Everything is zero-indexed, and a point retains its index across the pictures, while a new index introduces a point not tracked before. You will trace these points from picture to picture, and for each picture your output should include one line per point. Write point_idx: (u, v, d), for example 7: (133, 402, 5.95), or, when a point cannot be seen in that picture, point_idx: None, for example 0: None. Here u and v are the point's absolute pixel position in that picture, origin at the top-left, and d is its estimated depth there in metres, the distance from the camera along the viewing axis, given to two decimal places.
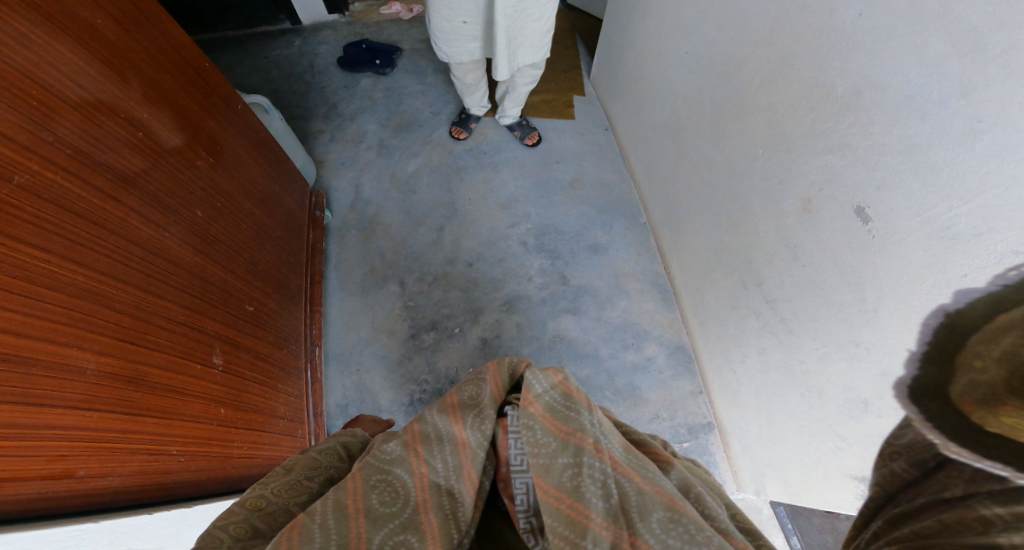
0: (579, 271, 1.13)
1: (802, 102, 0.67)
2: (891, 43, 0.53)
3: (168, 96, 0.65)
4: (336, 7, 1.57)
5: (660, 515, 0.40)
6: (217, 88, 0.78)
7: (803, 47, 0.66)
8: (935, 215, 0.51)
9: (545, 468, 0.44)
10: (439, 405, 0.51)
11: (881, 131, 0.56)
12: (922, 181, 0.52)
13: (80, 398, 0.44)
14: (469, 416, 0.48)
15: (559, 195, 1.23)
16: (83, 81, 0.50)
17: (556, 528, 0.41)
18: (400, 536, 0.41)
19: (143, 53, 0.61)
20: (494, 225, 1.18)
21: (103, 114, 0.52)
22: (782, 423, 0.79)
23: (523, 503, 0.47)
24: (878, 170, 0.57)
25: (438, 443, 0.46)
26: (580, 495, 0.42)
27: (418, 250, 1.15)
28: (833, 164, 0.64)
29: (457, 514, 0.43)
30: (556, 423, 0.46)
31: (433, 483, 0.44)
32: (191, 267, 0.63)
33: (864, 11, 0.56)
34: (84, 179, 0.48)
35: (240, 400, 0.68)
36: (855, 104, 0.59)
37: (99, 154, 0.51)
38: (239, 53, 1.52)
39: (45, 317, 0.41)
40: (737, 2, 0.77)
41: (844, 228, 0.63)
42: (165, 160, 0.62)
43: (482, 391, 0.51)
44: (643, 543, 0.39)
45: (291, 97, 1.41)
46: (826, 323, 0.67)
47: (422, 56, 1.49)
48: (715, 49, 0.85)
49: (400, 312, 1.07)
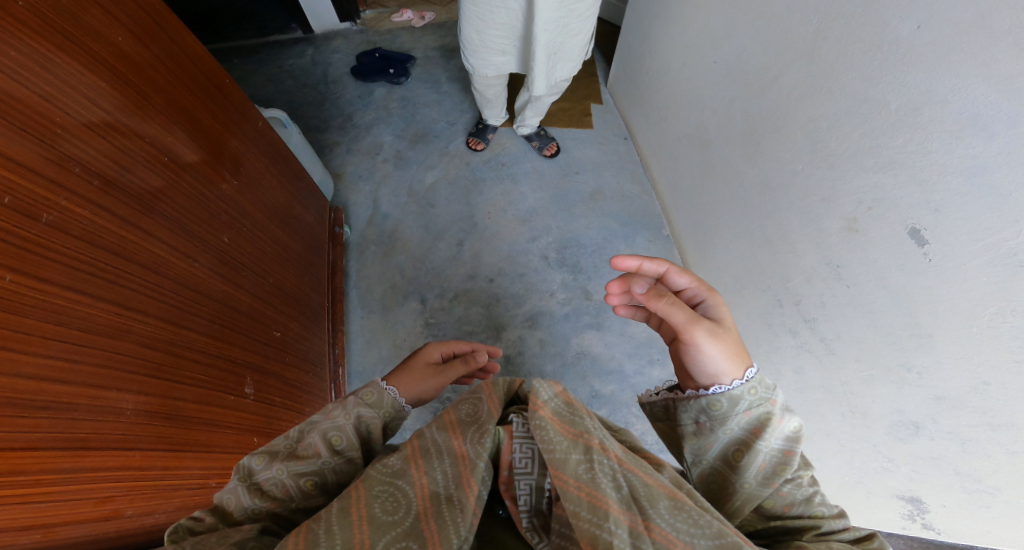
0: (602, 286, 1.11)
1: (851, 116, 0.65)
2: (952, 60, 0.52)
3: (192, 118, 0.68)
4: (347, 15, 1.58)
5: (666, 503, 0.40)
6: (236, 103, 0.80)
7: (848, 61, 0.63)
8: (997, 241, 0.50)
9: (560, 463, 0.42)
10: (437, 422, 0.50)
11: (940, 150, 0.54)
12: (988, 205, 0.50)
13: (120, 438, 0.46)
14: (469, 431, 0.48)
15: (579, 207, 1.22)
16: (108, 110, 0.52)
17: (577, 513, 0.39)
18: (402, 544, 0.41)
19: (166, 78, 0.64)
20: (514, 240, 1.17)
21: (130, 144, 0.54)
22: (818, 442, 0.82)
23: (525, 504, 0.47)
24: (936, 192, 0.55)
25: (437, 456, 0.47)
26: (597, 485, 0.40)
27: (438, 265, 1.15)
28: (884, 185, 0.61)
29: (457, 519, 0.43)
30: (564, 426, 0.44)
31: (433, 492, 0.44)
32: (219, 295, 0.65)
33: (923, 24, 0.53)
34: (112, 211, 0.50)
35: (268, 427, 0.71)
36: (911, 121, 0.57)
37: (127, 182, 0.53)
38: (253, 63, 1.56)
39: (87, 362, 0.44)
40: (772, 11, 0.74)
41: (894, 248, 0.61)
42: (191, 185, 0.64)
43: (480, 408, 0.50)
44: (657, 529, 0.39)
45: (307, 108, 1.44)
46: (874, 345, 0.65)
47: (436, 65, 1.49)
48: (747, 59, 0.82)
49: (423, 329, 1.08)
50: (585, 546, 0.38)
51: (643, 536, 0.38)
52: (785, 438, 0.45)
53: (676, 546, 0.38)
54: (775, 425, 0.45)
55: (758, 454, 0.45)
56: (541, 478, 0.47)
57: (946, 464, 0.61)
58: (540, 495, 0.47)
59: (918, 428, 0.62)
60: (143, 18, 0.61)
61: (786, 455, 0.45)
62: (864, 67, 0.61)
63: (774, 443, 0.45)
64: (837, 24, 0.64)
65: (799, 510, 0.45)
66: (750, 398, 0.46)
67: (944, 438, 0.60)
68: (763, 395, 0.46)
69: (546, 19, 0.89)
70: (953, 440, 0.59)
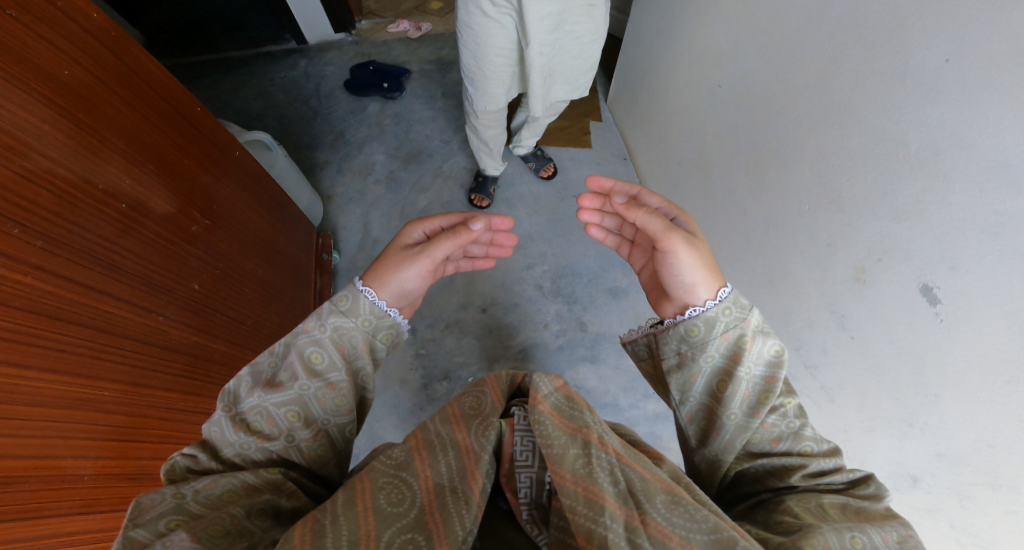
0: (596, 317, 1.13)
1: (864, 154, 0.64)
2: (971, 113, 0.52)
3: (157, 156, 0.68)
4: (344, 27, 1.62)
5: (663, 497, 0.40)
6: (210, 136, 0.81)
7: (862, 94, 0.64)
8: (1019, 306, 0.51)
9: (558, 456, 0.42)
10: (441, 414, 0.53)
11: (963, 204, 0.54)
12: (1010, 268, 0.50)
13: (80, 502, 0.50)
14: (473, 423, 0.50)
15: (576, 233, 1.25)
16: (63, 164, 0.52)
17: (574, 508, 0.40)
18: (408, 535, 0.41)
19: (127, 118, 0.63)
20: (509, 268, 1.20)
21: (84, 194, 0.54)
22: None
23: (525, 496, 0.48)
24: (956, 247, 0.55)
25: (442, 449, 0.48)
26: (593, 479, 0.41)
27: (431, 293, 1.16)
28: (895, 234, 0.62)
29: (462, 511, 0.43)
30: (563, 420, 0.45)
31: (437, 484, 0.45)
32: (187, 346, 0.67)
33: (952, 57, 0.53)
34: (62, 274, 0.50)
35: None
36: (932, 166, 0.57)
37: (79, 238, 0.52)
38: (244, 76, 1.59)
39: (49, 435, 0.46)
40: (784, 35, 0.74)
41: (906, 305, 0.62)
42: (155, 228, 0.64)
43: (483, 401, 0.53)
44: (654, 523, 0.39)
45: (297, 123, 1.46)
46: (876, 398, 0.70)
47: (430, 80, 1.52)
48: (753, 81, 0.83)
49: (413, 359, 1.09)
50: (582, 542, 0.39)
51: (638, 531, 0.39)
52: (766, 363, 0.49)
53: (671, 541, 0.38)
54: (751, 348, 0.50)
55: (742, 382, 0.49)
56: (541, 471, 0.48)
57: (941, 516, 0.67)
58: (540, 488, 0.48)
59: (917, 480, 0.68)
60: (93, 51, 0.60)
61: (768, 381, 0.49)
62: (880, 97, 0.61)
63: (756, 370, 0.49)
64: (856, 49, 0.63)
65: (786, 445, 0.47)
66: (725, 320, 0.51)
67: (942, 492, 0.65)
68: (736, 314, 0.51)
69: (539, 42, 0.90)
70: (952, 495, 0.63)
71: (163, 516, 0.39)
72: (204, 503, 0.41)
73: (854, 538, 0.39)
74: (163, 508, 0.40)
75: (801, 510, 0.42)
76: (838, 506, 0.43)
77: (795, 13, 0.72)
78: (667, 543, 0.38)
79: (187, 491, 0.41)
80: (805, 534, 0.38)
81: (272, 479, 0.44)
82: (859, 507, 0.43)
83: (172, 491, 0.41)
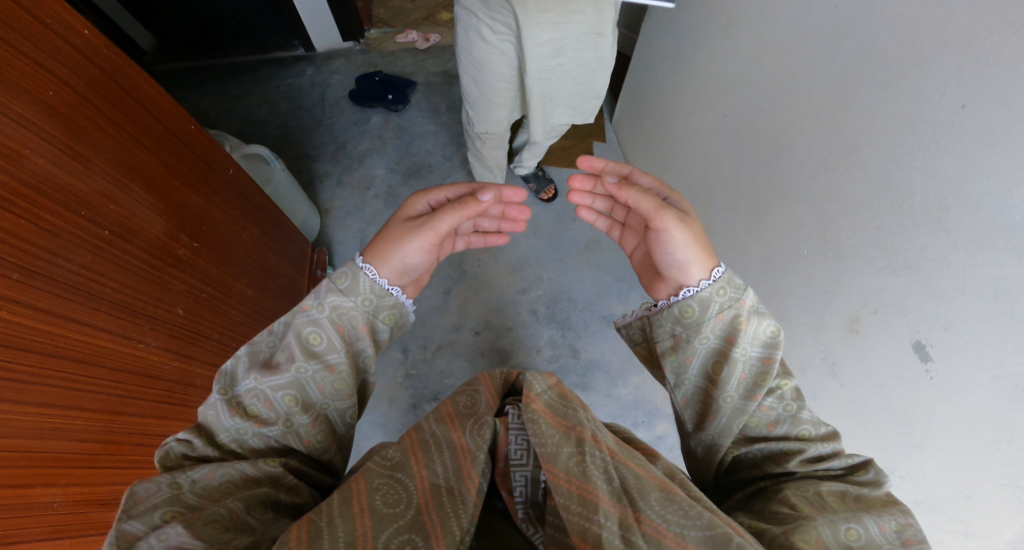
0: (590, 344, 1.15)
1: (866, 202, 0.65)
2: (976, 173, 0.52)
3: (145, 176, 0.67)
4: (352, 36, 1.62)
5: (657, 494, 0.41)
6: (201, 153, 0.80)
7: (869, 136, 0.63)
8: (1011, 376, 0.53)
9: (552, 455, 0.42)
10: (435, 414, 0.53)
11: (963, 265, 0.55)
12: (1002, 330, 0.52)
13: (49, 528, 0.52)
14: (468, 423, 0.50)
15: (574, 258, 1.26)
16: (50, 194, 0.51)
17: (568, 507, 0.40)
18: (405, 536, 0.41)
19: (116, 137, 0.62)
20: (505, 290, 1.21)
21: (64, 222, 0.53)
22: None
23: (520, 495, 0.48)
24: (953, 309, 0.57)
25: (437, 449, 0.49)
26: (587, 477, 0.41)
27: (424, 313, 1.18)
28: (895, 287, 0.63)
29: (459, 510, 0.43)
30: (557, 418, 0.46)
31: (433, 484, 0.45)
32: (165, 372, 0.67)
33: (968, 104, 0.52)
34: (38, 305, 0.49)
35: None
36: (937, 221, 0.56)
37: (57, 267, 0.52)
38: (250, 81, 1.60)
39: (23, 464, 0.47)
40: (793, 69, 0.74)
41: (896, 356, 0.65)
42: (140, 252, 0.64)
43: (478, 400, 0.54)
44: (648, 520, 0.39)
45: (300, 132, 1.47)
46: (859, 444, 0.77)
47: (436, 93, 1.53)
48: (759, 115, 0.82)
49: (403, 380, 1.10)
50: (577, 541, 0.38)
51: (633, 528, 0.38)
52: (764, 344, 0.50)
53: (665, 538, 0.38)
54: (747, 329, 0.50)
55: (739, 364, 0.49)
56: (536, 470, 0.49)
57: None
58: (535, 486, 0.49)
59: None
60: (84, 68, 0.58)
61: (766, 362, 0.49)
62: (886, 138, 0.61)
63: (755, 352, 0.49)
64: (868, 85, 0.63)
65: (784, 429, 0.48)
66: (720, 300, 0.51)
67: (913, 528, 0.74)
68: (731, 294, 0.51)
69: (539, 68, 0.90)
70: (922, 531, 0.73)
71: (158, 508, 0.40)
72: (199, 494, 0.42)
73: (849, 530, 0.40)
74: (158, 499, 0.40)
75: (797, 499, 0.43)
76: (836, 493, 0.44)
77: (806, 44, 0.71)
78: (662, 541, 0.38)
79: (182, 482, 0.42)
80: (797, 526, 0.40)
81: (273, 471, 0.45)
82: (857, 493, 0.44)
83: (168, 481, 0.42)
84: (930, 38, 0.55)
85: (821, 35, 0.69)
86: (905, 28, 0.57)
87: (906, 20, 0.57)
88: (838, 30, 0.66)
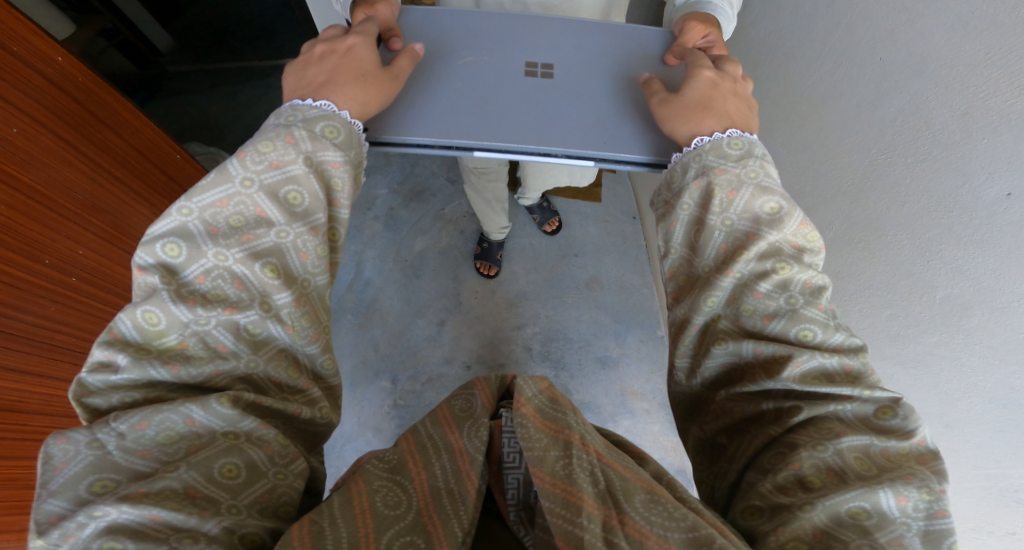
0: (583, 386, 1.31)
1: (883, 287, 0.75)
2: (1007, 275, 0.57)
3: (126, 216, 0.85)
4: None
5: (642, 496, 0.43)
6: (178, 177, 1.00)
7: (896, 216, 0.71)
8: (1000, 475, 0.64)
9: (539, 459, 0.44)
10: (431, 417, 0.57)
11: (975, 369, 0.63)
12: (1004, 440, 0.62)
13: None
14: (465, 425, 0.54)
15: (573, 295, 1.43)
16: (62, 236, 0.71)
17: (553, 510, 0.41)
18: (408, 537, 0.41)
19: (109, 189, 0.81)
20: (501, 323, 1.39)
21: (58, 277, 0.71)
22: None
23: (513, 497, 0.50)
24: (955, 407, 0.67)
25: (435, 452, 0.51)
26: (572, 480, 0.43)
27: (415, 343, 1.36)
28: (903, 374, 0.75)
29: (459, 511, 0.45)
30: (545, 421, 0.49)
31: (433, 487, 0.47)
32: None
33: (1014, 193, 0.55)
34: (35, 343, 0.68)
35: None
36: (961, 315, 0.64)
37: (44, 317, 0.69)
38: (261, 88, 1.71)
39: None
40: (823, 130, 0.83)
41: None
42: (106, 290, 0.82)
43: (473, 403, 0.57)
44: (632, 520, 0.40)
45: None
46: None
47: None
48: (794, 160, 0.91)
49: (389, 409, 1.27)
50: (560, 543, 0.39)
51: (616, 530, 0.39)
52: (758, 219, 0.52)
53: (649, 539, 0.39)
54: (732, 200, 0.53)
55: (721, 234, 0.53)
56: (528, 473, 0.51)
57: None
58: (528, 489, 0.50)
59: None
60: (96, 130, 0.78)
61: (752, 235, 0.52)
62: (915, 228, 0.68)
63: (743, 226, 0.52)
64: (906, 157, 0.68)
65: (780, 320, 0.49)
66: (696, 166, 0.55)
67: None
68: (706, 161, 0.55)
69: None
70: None
71: (83, 479, 0.38)
72: (130, 451, 0.40)
73: (855, 509, 0.40)
74: (79, 468, 0.38)
75: (809, 465, 0.42)
76: (858, 450, 0.42)
77: (842, 102, 0.78)
78: (644, 541, 0.39)
79: (106, 439, 0.39)
80: (787, 519, 0.41)
81: (227, 415, 0.42)
82: (883, 446, 0.42)
83: (87, 441, 0.39)
84: (983, 109, 0.58)
85: (861, 96, 0.75)
86: (957, 96, 0.61)
87: (961, 87, 0.60)
88: (879, 89, 0.71)
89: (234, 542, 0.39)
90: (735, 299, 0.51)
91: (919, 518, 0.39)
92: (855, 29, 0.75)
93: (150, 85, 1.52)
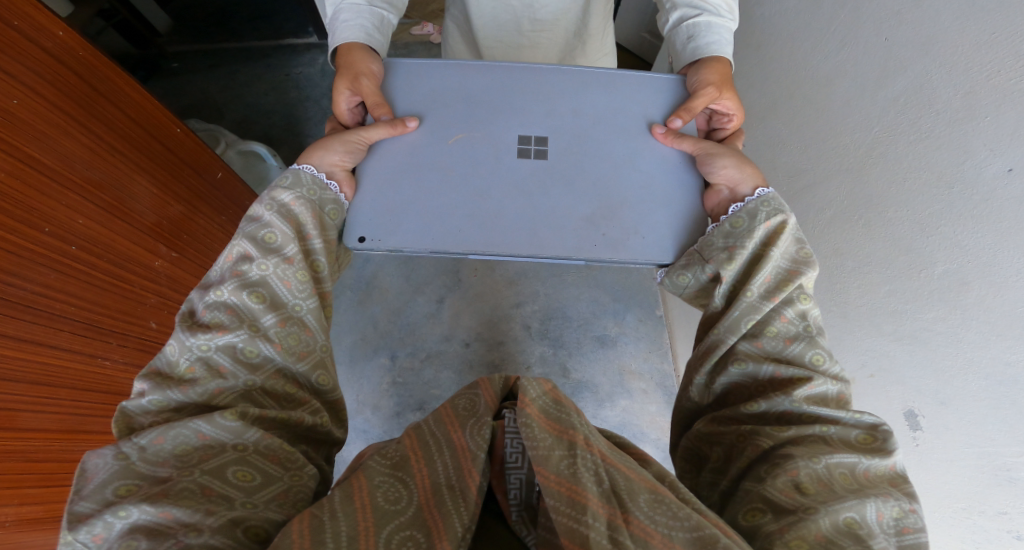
0: (580, 365, 1.31)
1: (881, 259, 0.73)
2: (1006, 250, 0.56)
3: (135, 194, 0.83)
4: None
5: (646, 496, 0.42)
6: (186, 153, 0.97)
7: (895, 193, 0.69)
8: (994, 453, 0.62)
9: (544, 457, 0.44)
10: (435, 416, 0.56)
11: (972, 346, 0.62)
12: (1000, 421, 0.60)
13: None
14: (468, 424, 0.53)
15: (571, 276, 1.42)
16: (62, 205, 0.69)
17: (557, 508, 0.41)
18: (405, 532, 0.41)
19: (115, 162, 0.79)
20: (500, 302, 1.38)
21: (62, 252, 0.69)
22: None
23: (515, 498, 0.51)
24: (949, 385, 0.66)
25: (439, 452, 0.50)
26: (578, 479, 0.43)
27: (414, 320, 1.35)
28: (899, 352, 0.73)
29: (460, 507, 0.44)
30: (549, 422, 0.48)
31: (434, 483, 0.47)
32: (123, 387, 0.84)
33: (1015, 168, 0.55)
34: (38, 317, 0.65)
35: None
36: (960, 292, 0.62)
37: (45, 292, 0.66)
38: (260, 68, 1.63)
39: None
40: (824, 103, 0.82)
41: (895, 423, 0.76)
42: (119, 268, 0.80)
43: (477, 402, 0.56)
44: (635, 520, 0.40)
45: (305, 123, 1.54)
46: None
47: None
48: (790, 136, 0.90)
49: (388, 386, 1.28)
50: (565, 541, 0.39)
51: (621, 528, 0.40)
52: (797, 262, 0.58)
53: (653, 539, 0.39)
54: (785, 241, 0.59)
55: (769, 269, 0.57)
56: (530, 473, 0.51)
57: None
58: (530, 489, 0.51)
59: None
60: (95, 100, 0.76)
61: (792, 275, 0.58)
62: (917, 202, 0.66)
63: (783, 263, 0.58)
64: (907, 135, 0.67)
65: (800, 344, 0.55)
66: (767, 210, 0.61)
67: None
68: (775, 207, 0.61)
69: None
70: None
71: (109, 484, 0.41)
72: (151, 461, 0.43)
73: (850, 519, 0.42)
74: (106, 476, 0.42)
75: (804, 473, 0.45)
76: (846, 467, 0.45)
77: (845, 81, 0.77)
78: (649, 541, 0.39)
79: (129, 451, 0.43)
80: (793, 521, 0.42)
81: (233, 427, 0.45)
82: (868, 465, 0.46)
83: (114, 454, 0.43)
84: (987, 88, 0.57)
85: (866, 72, 0.74)
86: (961, 75, 0.60)
87: (967, 65, 0.60)
88: (882, 71, 0.71)
89: (239, 536, 0.40)
90: (762, 322, 0.56)
91: (891, 535, 0.42)
92: (863, 9, 0.74)
93: (150, 64, 1.63)
